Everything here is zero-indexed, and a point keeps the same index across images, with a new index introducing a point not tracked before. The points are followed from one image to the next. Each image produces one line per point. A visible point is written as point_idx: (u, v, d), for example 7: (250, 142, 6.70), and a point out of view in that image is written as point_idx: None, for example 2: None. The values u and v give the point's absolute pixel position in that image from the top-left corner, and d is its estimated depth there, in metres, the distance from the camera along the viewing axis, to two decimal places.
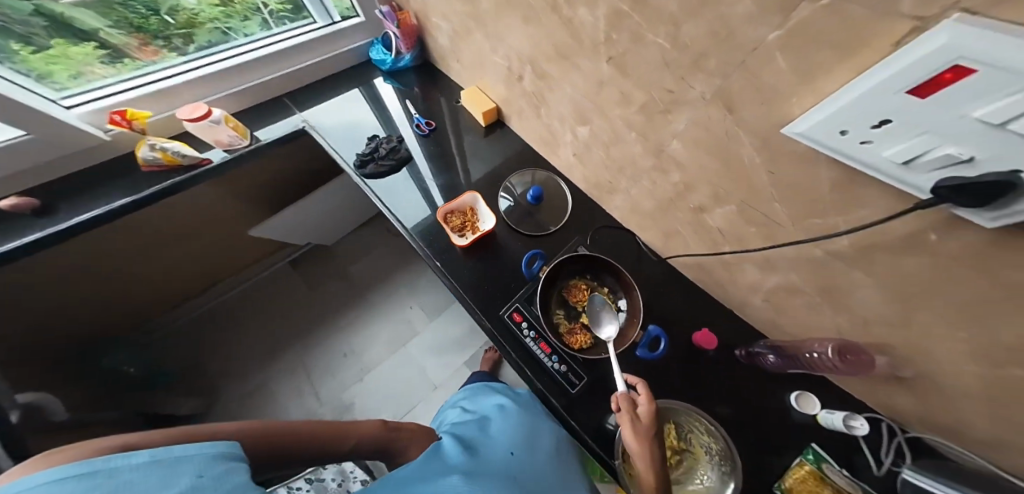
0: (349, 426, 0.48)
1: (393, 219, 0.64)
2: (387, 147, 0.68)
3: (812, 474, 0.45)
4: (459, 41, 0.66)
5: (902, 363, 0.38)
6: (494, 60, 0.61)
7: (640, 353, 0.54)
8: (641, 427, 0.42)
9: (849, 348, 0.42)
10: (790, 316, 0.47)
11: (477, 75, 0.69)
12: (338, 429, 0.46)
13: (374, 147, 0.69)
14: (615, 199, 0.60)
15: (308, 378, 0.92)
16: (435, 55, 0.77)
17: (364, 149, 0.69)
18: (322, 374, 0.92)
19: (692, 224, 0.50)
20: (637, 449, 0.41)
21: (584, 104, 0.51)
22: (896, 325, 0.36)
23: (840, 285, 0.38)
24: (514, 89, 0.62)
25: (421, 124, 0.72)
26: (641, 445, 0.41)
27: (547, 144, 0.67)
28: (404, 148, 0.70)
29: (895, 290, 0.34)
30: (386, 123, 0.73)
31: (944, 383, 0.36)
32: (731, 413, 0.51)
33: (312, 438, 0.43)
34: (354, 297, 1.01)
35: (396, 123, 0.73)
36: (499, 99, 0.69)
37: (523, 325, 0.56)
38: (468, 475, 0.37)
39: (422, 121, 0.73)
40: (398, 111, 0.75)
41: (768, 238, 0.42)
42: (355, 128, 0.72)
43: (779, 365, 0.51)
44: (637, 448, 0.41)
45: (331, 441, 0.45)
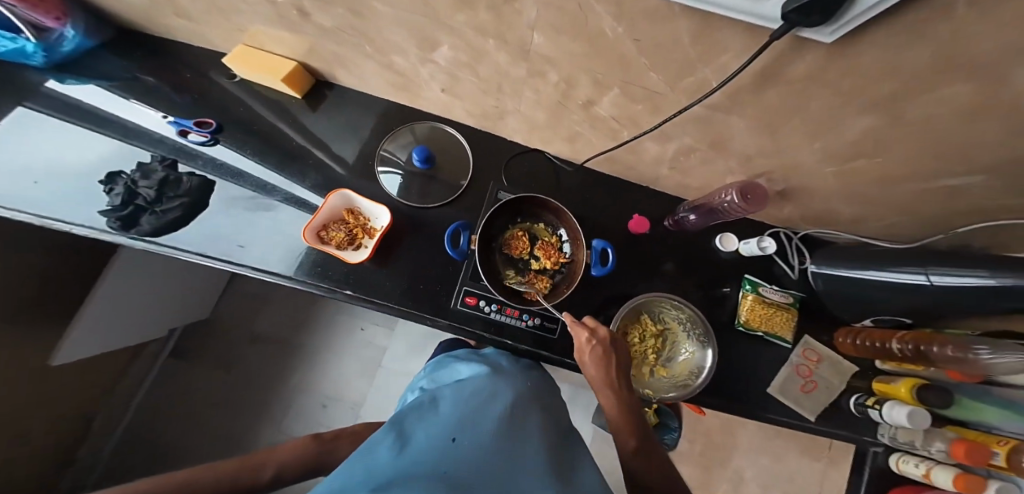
0: (253, 459, 0.50)
1: (246, 272, 0.62)
2: (142, 187, 0.63)
3: (755, 300, 0.70)
4: (192, 7, 0.59)
5: (784, 175, 0.59)
6: (263, 22, 0.58)
7: (598, 269, 0.68)
8: (588, 353, 0.52)
9: (750, 188, 0.62)
10: (693, 171, 0.66)
11: (240, 37, 0.65)
12: (240, 465, 0.49)
13: (130, 196, 0.62)
14: (503, 116, 0.69)
15: (289, 430, 1.10)
16: (140, 26, 0.69)
17: (111, 200, 0.62)
18: (305, 424, 1.11)
19: (585, 117, 0.60)
20: (584, 368, 0.52)
21: (418, 21, 0.47)
22: (763, 137, 0.51)
23: (719, 124, 0.51)
24: (305, 30, 0.57)
25: (198, 130, 0.67)
26: (588, 364, 0.52)
27: (403, 96, 0.72)
28: (172, 179, 0.65)
29: (755, 116, 0.47)
30: (142, 147, 0.67)
31: (795, 169, 0.57)
32: (675, 261, 0.74)
33: (201, 479, 0.44)
34: (298, 348, 1.16)
35: (155, 142, 0.68)
36: (297, 56, 0.67)
37: (479, 303, 0.67)
38: (378, 483, 0.37)
39: (196, 125, 0.67)
40: (149, 121, 0.68)
41: (653, 110, 0.53)
42: (86, 170, 0.64)
43: (700, 222, 0.74)
44: (585, 365, 0.53)
45: (242, 477, 0.48)
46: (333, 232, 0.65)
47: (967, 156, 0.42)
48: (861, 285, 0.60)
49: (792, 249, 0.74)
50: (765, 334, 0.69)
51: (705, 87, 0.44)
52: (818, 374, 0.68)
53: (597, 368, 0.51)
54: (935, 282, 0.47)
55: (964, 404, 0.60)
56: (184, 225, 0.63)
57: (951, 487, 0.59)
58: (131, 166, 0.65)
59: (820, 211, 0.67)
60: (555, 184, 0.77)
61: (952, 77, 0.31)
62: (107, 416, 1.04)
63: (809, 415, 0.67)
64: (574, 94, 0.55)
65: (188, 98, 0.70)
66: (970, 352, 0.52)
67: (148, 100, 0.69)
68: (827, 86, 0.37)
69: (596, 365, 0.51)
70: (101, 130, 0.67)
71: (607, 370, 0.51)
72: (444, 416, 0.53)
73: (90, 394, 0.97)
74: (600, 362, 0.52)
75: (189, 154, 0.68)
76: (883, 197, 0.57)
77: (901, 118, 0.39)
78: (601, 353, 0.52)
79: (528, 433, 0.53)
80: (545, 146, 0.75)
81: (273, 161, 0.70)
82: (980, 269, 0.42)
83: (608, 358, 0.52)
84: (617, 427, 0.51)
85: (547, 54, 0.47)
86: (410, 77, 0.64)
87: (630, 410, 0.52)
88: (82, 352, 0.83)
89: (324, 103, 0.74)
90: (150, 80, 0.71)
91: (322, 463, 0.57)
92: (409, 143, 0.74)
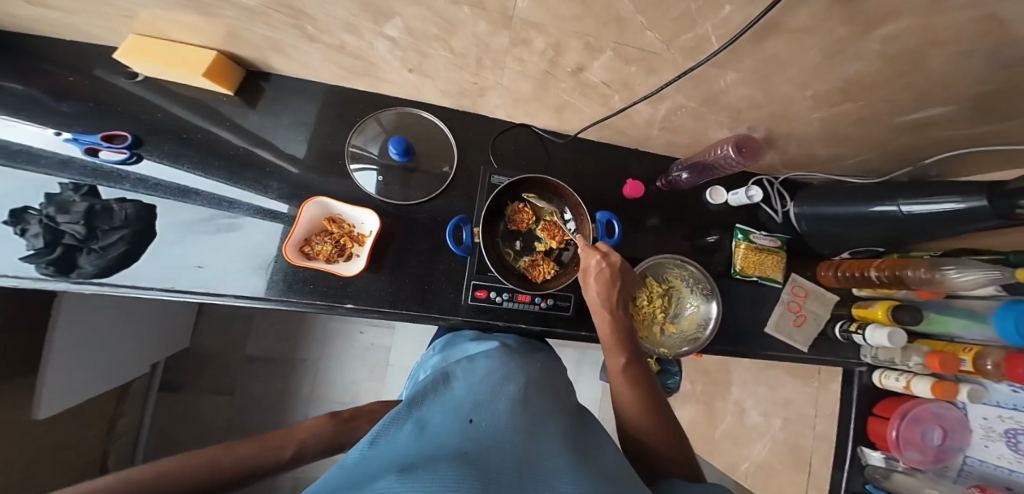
0: (273, 439, 0.44)
1: (225, 300, 0.58)
2: (68, 225, 0.55)
3: (747, 247, 0.73)
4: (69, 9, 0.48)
5: (777, 129, 0.60)
6: (179, 17, 0.49)
7: (605, 242, 0.67)
8: (594, 275, 0.50)
9: (744, 140, 0.60)
10: (681, 130, 0.66)
11: (139, 31, 0.54)
12: (262, 447, 0.42)
13: (54, 235, 0.54)
14: (482, 91, 0.64)
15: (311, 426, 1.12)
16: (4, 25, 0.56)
17: (35, 245, 0.53)
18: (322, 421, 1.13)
19: (574, 82, 0.57)
20: (586, 288, 0.51)
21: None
22: (754, 95, 0.51)
23: (713, 81, 0.49)
24: (233, 18, 0.49)
25: (114, 148, 0.58)
26: (591, 285, 0.51)
27: (364, 81, 0.66)
28: (99, 208, 0.57)
29: (752, 72, 0.45)
30: (43, 173, 0.56)
31: (787, 120, 0.56)
32: (668, 222, 0.76)
33: (221, 461, 0.38)
34: (300, 352, 1.14)
35: (59, 166, 0.57)
36: (216, 45, 0.58)
37: (491, 293, 0.65)
38: (406, 464, 0.32)
39: (111, 144, 0.58)
40: (37, 139, 0.57)
41: (647, 71, 0.51)
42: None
43: (693, 179, 0.74)
44: (588, 286, 0.51)
45: (264, 458, 0.41)
46: (318, 246, 0.60)
47: (948, 94, 0.43)
48: (842, 220, 0.63)
49: (775, 194, 0.76)
50: (760, 278, 0.73)
51: (704, 44, 0.42)
52: (807, 307, 0.73)
53: (599, 290, 0.50)
54: (907, 212, 0.52)
55: (933, 319, 0.64)
56: (134, 260, 0.56)
57: (929, 394, 0.62)
58: (38, 199, 0.55)
59: (800, 155, 0.67)
60: (546, 159, 0.75)
61: (948, 17, 0.30)
62: (119, 458, 1.01)
63: (802, 346, 0.72)
64: (562, 61, 0.51)
65: (98, 111, 0.60)
66: (938, 271, 0.56)
67: (24, 114, 0.57)
68: (828, 34, 0.36)
69: (599, 286, 0.50)
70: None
71: (609, 294, 0.50)
72: (459, 392, 0.49)
73: (89, 445, 0.92)
74: (605, 285, 0.50)
75: (108, 174, 0.59)
76: (862, 134, 0.56)
77: (892, 63, 0.39)
78: (607, 277, 0.50)
79: (547, 404, 0.49)
80: (530, 119, 0.72)
81: (221, 172, 0.62)
82: (953, 196, 0.45)
83: (614, 282, 0.50)
84: (609, 348, 0.50)
85: (533, 21, 0.43)
86: (368, 59, 0.57)
87: (626, 334, 0.51)
88: (62, 402, 0.74)
89: (263, 98, 0.66)
90: (35, 93, 0.59)
91: (340, 443, 0.51)
92: (380, 134, 0.68)
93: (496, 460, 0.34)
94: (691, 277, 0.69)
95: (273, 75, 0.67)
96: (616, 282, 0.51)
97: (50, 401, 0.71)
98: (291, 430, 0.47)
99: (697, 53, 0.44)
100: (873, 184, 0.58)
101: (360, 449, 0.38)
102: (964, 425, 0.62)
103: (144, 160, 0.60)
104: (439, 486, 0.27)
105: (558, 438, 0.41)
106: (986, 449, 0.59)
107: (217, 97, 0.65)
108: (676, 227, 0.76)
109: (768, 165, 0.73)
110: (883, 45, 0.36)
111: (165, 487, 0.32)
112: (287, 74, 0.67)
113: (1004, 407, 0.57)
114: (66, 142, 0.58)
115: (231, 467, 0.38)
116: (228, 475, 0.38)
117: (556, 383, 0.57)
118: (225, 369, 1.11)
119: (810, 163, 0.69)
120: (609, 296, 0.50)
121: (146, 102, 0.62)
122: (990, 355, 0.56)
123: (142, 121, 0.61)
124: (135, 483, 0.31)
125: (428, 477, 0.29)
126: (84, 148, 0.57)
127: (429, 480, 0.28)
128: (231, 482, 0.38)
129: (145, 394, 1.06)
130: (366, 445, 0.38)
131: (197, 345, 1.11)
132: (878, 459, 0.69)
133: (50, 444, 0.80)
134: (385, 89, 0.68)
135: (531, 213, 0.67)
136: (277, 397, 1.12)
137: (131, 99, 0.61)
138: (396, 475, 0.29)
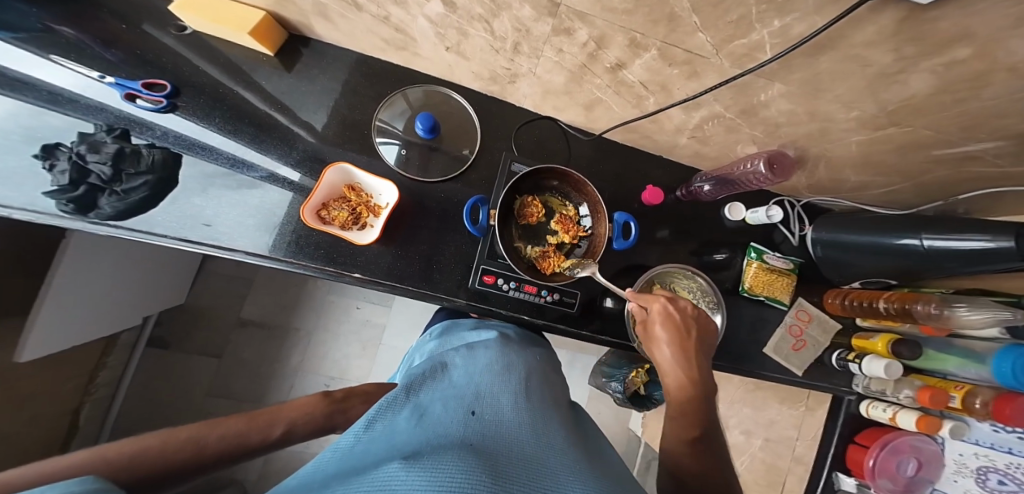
0: (260, 417, 0.43)
1: (238, 257, 0.56)
2: (94, 163, 0.53)
3: (759, 267, 0.72)
4: None
5: (808, 150, 0.60)
6: None
7: (619, 243, 0.67)
8: (665, 319, 0.49)
9: (776, 157, 0.59)
10: (710, 142, 0.65)
11: None
12: (249, 424, 0.41)
13: (81, 173, 0.53)
14: (516, 79, 0.63)
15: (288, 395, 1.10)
16: None
17: (60, 181, 0.52)
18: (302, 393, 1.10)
19: (611, 77, 0.55)
20: (656, 338, 0.48)
21: None
22: (796, 112, 0.51)
23: (756, 93, 0.49)
24: None
25: (150, 95, 0.57)
26: (660, 332, 0.48)
27: (400, 55, 0.64)
28: (129, 152, 0.56)
29: (798, 87, 0.45)
30: (80, 118, 0.56)
31: (820, 141, 0.56)
32: (684, 233, 0.76)
33: (205, 439, 0.37)
34: (293, 321, 1.13)
35: (95, 110, 0.57)
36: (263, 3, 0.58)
37: (499, 281, 0.64)
38: (408, 451, 0.32)
39: (149, 92, 0.57)
40: (80, 83, 0.57)
41: (686, 77, 0.50)
42: (18, 145, 0.53)
43: (714, 192, 0.73)
44: (657, 336, 0.49)
45: (251, 436, 0.40)
46: (335, 212, 0.60)
47: (998, 128, 0.42)
48: (860, 248, 0.63)
49: (795, 217, 0.76)
50: (766, 298, 0.72)
51: (756, 52, 0.41)
52: (808, 333, 0.73)
53: (672, 335, 0.47)
54: (927, 247, 0.51)
55: (931, 356, 0.63)
56: (153, 206, 0.55)
57: (913, 427, 0.61)
58: (72, 136, 0.55)
59: (827, 179, 0.67)
60: (567, 154, 0.74)
61: (1013, 45, 0.30)
62: (94, 409, 0.98)
63: (797, 370, 0.71)
64: (602, 56, 0.50)
65: (141, 59, 0.60)
66: (948, 308, 0.56)
67: (71, 55, 0.58)
68: (890, 51, 0.35)
69: (670, 335, 0.48)
70: (18, 97, 0.55)
71: (683, 342, 0.47)
72: (458, 382, 0.48)
73: (66, 393, 0.89)
74: (676, 331, 0.48)
75: (142, 124, 0.58)
76: (895, 163, 0.56)
77: (946, 88, 0.38)
78: (678, 323, 0.49)
79: (546, 399, 0.49)
80: (557, 113, 0.71)
81: (249, 132, 0.62)
82: (980, 234, 0.45)
83: (686, 331, 0.48)
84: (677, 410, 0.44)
85: (581, 10, 0.42)
86: (408, 33, 0.56)
87: (698, 395, 0.45)
88: (48, 348, 0.72)
89: (301, 62, 0.65)
90: (71, 35, 0.59)
91: (332, 425, 0.50)
92: (406, 111, 0.67)
93: (502, 452, 0.34)
94: (698, 290, 0.68)
95: (314, 41, 0.66)
96: (689, 331, 0.49)
97: (35, 344, 0.69)
98: (279, 406, 0.46)
99: (745, 61, 0.43)
100: (897, 216, 0.58)
101: (355, 434, 0.38)
102: (938, 457, 0.63)
103: (178, 112, 0.59)
104: (446, 478, 0.27)
105: (561, 433, 0.41)
106: (954, 484, 0.61)
107: (256, 57, 0.64)
108: (686, 239, 0.76)
109: (792, 186, 0.72)
110: (943, 68, 0.35)
111: (144, 463, 0.31)
112: (328, 41, 0.66)
113: (981, 445, 0.58)
114: (109, 86, 0.58)
115: (215, 445, 0.37)
116: (210, 454, 0.36)
117: (552, 379, 0.57)
118: (217, 331, 1.11)
119: (836, 188, 0.69)
120: (681, 345, 0.47)
121: (185, 55, 0.61)
122: (980, 394, 0.56)
123: (181, 73, 0.60)
124: (111, 462, 0.30)
125: (433, 467, 0.28)
126: (124, 94, 0.57)
127: (435, 470, 0.28)
128: (215, 460, 0.37)
129: (131, 347, 1.04)
130: (362, 428, 0.38)
131: (195, 302, 1.11)
132: (851, 485, 0.69)
133: (29, 388, 0.78)
134: (421, 66, 0.66)
135: (540, 205, 0.66)
136: (266, 366, 1.11)
137: (172, 50, 0.61)
138: (401, 463, 0.29)
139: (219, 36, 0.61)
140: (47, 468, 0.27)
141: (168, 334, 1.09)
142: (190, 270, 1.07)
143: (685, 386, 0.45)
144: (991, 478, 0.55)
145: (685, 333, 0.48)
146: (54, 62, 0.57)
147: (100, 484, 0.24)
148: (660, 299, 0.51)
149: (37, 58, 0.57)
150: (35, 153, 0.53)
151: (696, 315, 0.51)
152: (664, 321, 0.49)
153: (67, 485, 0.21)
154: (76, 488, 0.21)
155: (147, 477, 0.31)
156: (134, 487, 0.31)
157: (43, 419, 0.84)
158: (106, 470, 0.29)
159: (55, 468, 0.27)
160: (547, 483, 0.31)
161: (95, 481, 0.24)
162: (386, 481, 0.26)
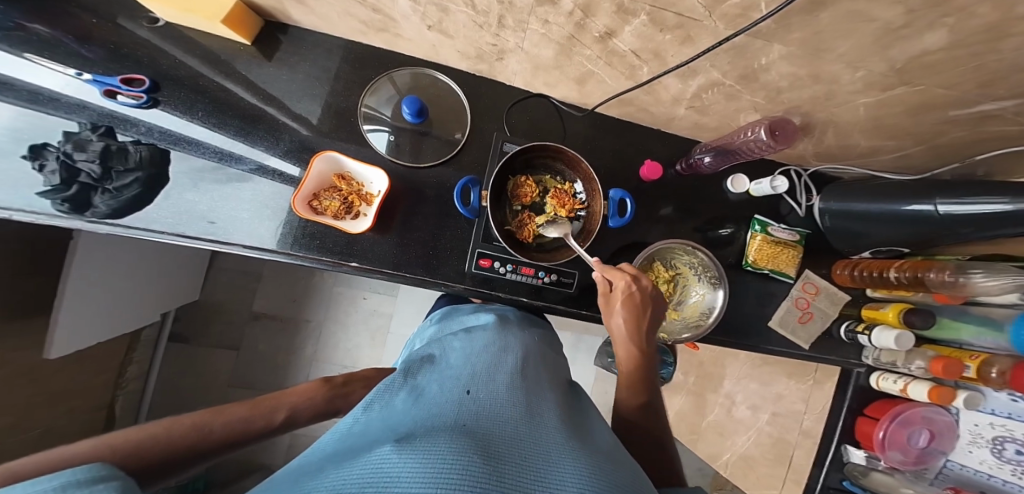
0: (264, 404, 0.44)
1: (236, 250, 0.57)
2: (84, 161, 0.54)
3: (764, 240, 0.70)
4: None
5: (815, 115, 0.56)
6: None
7: (614, 221, 0.64)
8: (623, 298, 0.48)
9: (777, 124, 0.56)
10: (708, 112, 0.62)
11: None
12: (252, 411, 0.42)
13: (71, 172, 0.53)
14: (504, 55, 0.60)
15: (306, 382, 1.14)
16: None
17: (53, 180, 0.52)
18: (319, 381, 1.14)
19: (599, 47, 0.52)
20: (615, 315, 0.48)
21: None
22: (797, 76, 0.47)
23: (756, 55, 0.45)
24: None
25: (130, 91, 0.57)
26: (619, 309, 0.48)
27: (381, 36, 0.62)
28: (115, 149, 0.56)
29: (798, 47, 0.42)
30: (63, 116, 0.56)
31: (826, 106, 0.53)
32: (685, 208, 0.73)
33: (209, 425, 0.37)
34: (301, 312, 1.16)
35: (76, 107, 0.56)
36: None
37: (495, 263, 0.64)
38: (402, 433, 0.32)
39: (128, 87, 0.56)
40: (59, 81, 0.57)
41: (679, 42, 0.47)
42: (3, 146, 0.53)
43: (715, 164, 0.70)
44: (615, 311, 0.49)
45: (254, 423, 0.41)
46: (327, 202, 0.59)
47: (1019, 81, 0.39)
48: (871, 217, 0.60)
49: (802, 187, 0.73)
50: (771, 272, 0.70)
51: (750, 12, 0.37)
52: (816, 305, 0.71)
53: (628, 314, 0.47)
54: (943, 212, 0.48)
55: (943, 324, 0.61)
56: (147, 202, 0.56)
57: (924, 398, 0.59)
58: (57, 135, 0.55)
59: (835, 145, 0.63)
60: (562, 133, 0.72)
61: None
62: (127, 403, 1.03)
63: (804, 344, 0.70)
64: (590, 25, 0.47)
65: (118, 54, 0.59)
66: (963, 275, 0.52)
67: (46, 53, 0.57)
68: (895, 5, 0.32)
69: (628, 313, 0.48)
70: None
71: (638, 320, 0.48)
72: (456, 363, 0.48)
73: (100, 389, 0.94)
74: (633, 310, 0.47)
75: (125, 120, 0.58)
76: (909, 124, 0.52)
77: (959, 42, 0.35)
78: (636, 303, 0.48)
79: (543, 378, 0.48)
80: (548, 89, 0.68)
81: (234, 124, 0.61)
82: (1000, 197, 0.42)
83: (642, 312, 0.48)
84: (626, 379, 0.48)
85: None
86: (387, 12, 0.54)
87: (645, 367, 0.49)
88: (73, 347, 0.75)
89: (281, 50, 0.64)
90: (44, 32, 0.58)
91: (334, 408, 0.52)
92: (393, 96, 0.65)
93: (495, 432, 0.34)
94: (700, 265, 0.66)
95: (292, 27, 0.64)
96: (646, 309, 0.48)
97: (62, 343, 0.72)
98: (282, 393, 0.47)
99: (740, 21, 0.40)
100: (912, 181, 0.54)
101: (355, 416, 0.38)
102: (952, 429, 0.61)
103: (161, 106, 0.59)
104: (437, 460, 0.26)
105: (555, 412, 0.41)
106: (968, 455, 0.59)
107: (234, 47, 0.63)
108: (689, 215, 0.73)
109: (798, 155, 0.69)
110: (955, 21, 0.32)
111: (153, 449, 0.32)
112: (307, 26, 0.64)
113: (998, 415, 0.56)
114: (88, 83, 0.57)
115: (219, 431, 0.38)
116: (216, 439, 0.37)
117: (551, 358, 0.57)
118: (232, 326, 1.14)
119: (845, 154, 0.65)
120: (637, 323, 0.47)
121: (163, 48, 0.60)
122: (996, 363, 0.54)
123: (159, 66, 0.60)
124: (120, 448, 0.30)
125: (425, 449, 0.28)
126: (103, 90, 0.56)
127: (426, 451, 0.27)
128: (220, 445, 0.38)
129: (154, 342, 1.08)
130: (361, 410, 0.39)
131: (208, 299, 1.14)
132: (860, 458, 0.68)
133: (60, 385, 0.82)
134: (404, 47, 0.64)
135: (531, 185, 0.64)
136: (281, 356, 1.15)
137: (149, 43, 0.60)
138: (393, 446, 0.28)
139: (195, 27, 0.60)
140: (54, 456, 0.26)
141: (186, 328, 1.13)
142: (201, 267, 1.10)
143: (635, 360, 0.48)
144: (1008, 448, 0.54)
145: (640, 310, 0.48)
146: (29, 60, 0.57)
147: (106, 472, 0.23)
148: (618, 272, 0.49)
149: (12, 56, 0.56)
150: (24, 154, 0.54)
151: (654, 291, 0.49)
152: (620, 296, 0.48)
153: (74, 473, 0.20)
154: (84, 476, 0.21)
155: (152, 466, 0.31)
156: (144, 473, 0.31)
157: (80, 414, 0.89)
158: (114, 457, 0.29)
159: (63, 455, 0.26)
160: (539, 465, 0.30)
161: (100, 469, 0.23)
162: (377, 466, 0.26)
